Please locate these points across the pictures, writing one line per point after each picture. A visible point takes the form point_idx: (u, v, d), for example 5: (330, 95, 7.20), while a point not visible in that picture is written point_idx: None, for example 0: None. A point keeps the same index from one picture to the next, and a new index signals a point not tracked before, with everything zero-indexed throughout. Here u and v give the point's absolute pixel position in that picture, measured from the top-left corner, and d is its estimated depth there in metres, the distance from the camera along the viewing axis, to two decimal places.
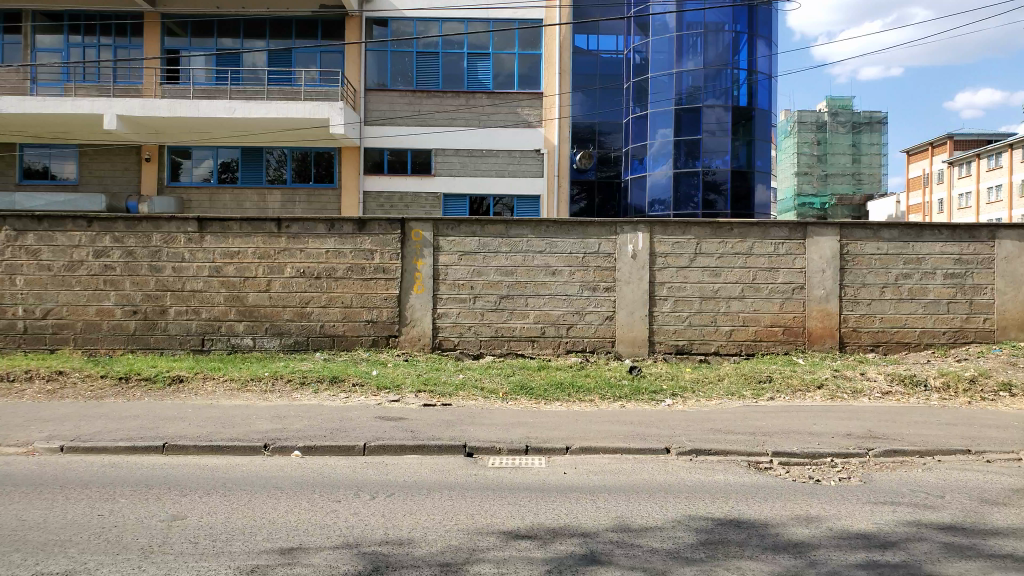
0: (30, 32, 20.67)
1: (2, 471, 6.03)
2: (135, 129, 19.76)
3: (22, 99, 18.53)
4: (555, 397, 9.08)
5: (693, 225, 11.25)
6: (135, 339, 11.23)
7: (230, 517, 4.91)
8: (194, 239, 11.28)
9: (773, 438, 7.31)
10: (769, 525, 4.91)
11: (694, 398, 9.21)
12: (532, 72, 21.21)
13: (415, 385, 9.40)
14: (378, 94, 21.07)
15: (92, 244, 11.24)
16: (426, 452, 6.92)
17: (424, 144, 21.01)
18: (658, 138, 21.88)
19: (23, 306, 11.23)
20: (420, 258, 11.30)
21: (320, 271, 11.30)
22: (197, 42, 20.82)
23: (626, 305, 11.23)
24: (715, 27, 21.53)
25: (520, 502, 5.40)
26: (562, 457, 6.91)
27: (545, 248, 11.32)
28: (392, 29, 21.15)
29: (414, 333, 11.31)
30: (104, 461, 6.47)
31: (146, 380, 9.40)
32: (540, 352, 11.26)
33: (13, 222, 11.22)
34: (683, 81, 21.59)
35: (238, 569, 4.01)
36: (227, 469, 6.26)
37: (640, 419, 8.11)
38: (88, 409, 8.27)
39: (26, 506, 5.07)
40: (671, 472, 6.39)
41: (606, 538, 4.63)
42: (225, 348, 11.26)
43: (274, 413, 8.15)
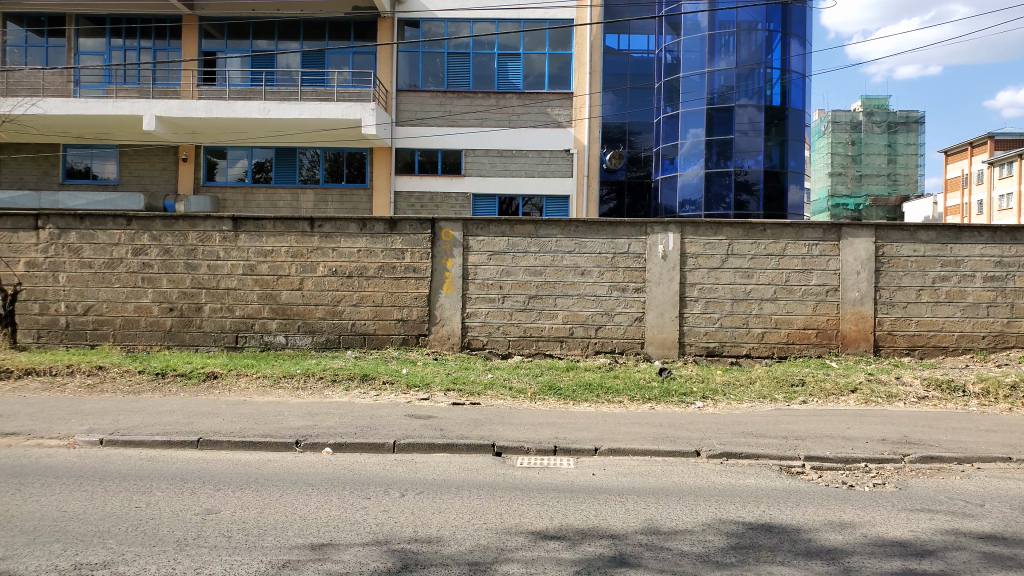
0: (73, 36, 21.13)
1: (44, 462, 6.18)
2: (173, 129, 20.11)
3: (65, 100, 18.96)
4: (583, 398, 9.07)
5: (725, 225, 11.14)
6: (172, 335, 11.44)
7: (263, 512, 4.97)
8: (229, 238, 11.45)
9: (805, 442, 7.23)
10: (801, 530, 4.85)
11: (725, 401, 9.13)
12: (563, 72, 21.18)
13: (444, 384, 9.43)
14: (409, 94, 21.22)
15: (131, 242, 11.48)
16: (455, 452, 6.95)
17: (454, 144, 21.10)
18: (688, 138, 21.65)
19: (65, 302, 11.50)
20: (450, 257, 11.35)
21: (352, 270, 11.40)
22: (234, 44, 21.16)
23: (656, 306, 11.17)
24: (748, 25, 21.29)
25: (549, 502, 5.41)
26: (591, 458, 6.89)
27: (575, 248, 11.30)
28: (424, 30, 21.27)
29: (443, 333, 11.37)
30: (141, 455, 6.60)
31: (182, 376, 9.58)
32: (569, 353, 11.26)
33: (56, 221, 11.50)
34: (715, 80, 21.40)
35: (270, 563, 4.07)
36: (261, 464, 6.36)
37: (669, 421, 8.05)
38: (126, 403, 8.45)
39: (67, 497, 5.19)
40: (702, 475, 6.34)
41: (636, 541, 4.61)
42: (258, 346, 11.43)
43: (306, 410, 8.24)
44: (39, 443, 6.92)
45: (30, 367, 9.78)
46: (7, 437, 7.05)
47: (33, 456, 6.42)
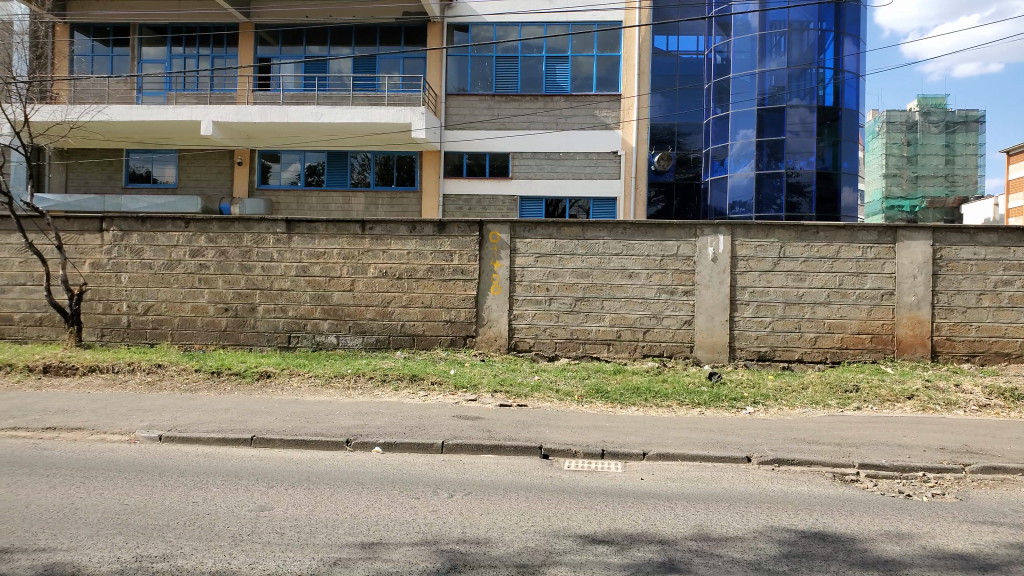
0: (137, 45, 21.81)
1: (108, 456, 6.40)
2: (229, 134, 20.62)
3: (129, 107, 19.57)
4: (631, 401, 9.00)
5: (777, 228, 10.95)
6: (227, 335, 11.72)
7: (314, 510, 5.05)
8: (282, 239, 11.68)
9: (860, 450, 7.04)
10: (856, 539, 4.73)
11: (776, 407, 8.96)
12: (611, 74, 21.08)
13: (491, 385, 9.47)
14: (457, 98, 21.36)
15: (189, 244, 11.78)
16: (503, 453, 6.97)
17: (502, 147, 21.18)
18: (738, 139, 21.34)
19: (126, 302, 11.88)
20: (497, 259, 11.40)
21: (401, 271, 11.53)
22: (288, 50, 21.63)
23: (706, 310, 11.03)
24: (799, 25, 20.93)
25: (598, 506, 5.38)
26: (639, 463, 6.83)
27: (623, 250, 11.21)
28: (473, 35, 21.47)
29: (491, 334, 11.40)
30: (198, 451, 6.78)
31: (236, 375, 9.80)
32: (616, 356, 11.19)
33: (119, 223, 11.88)
34: (766, 81, 21.08)
35: (322, 560, 4.14)
36: (313, 462, 6.49)
37: (719, 426, 7.94)
38: (183, 401, 8.68)
39: (129, 490, 5.36)
40: (752, 481, 6.23)
41: (686, 547, 4.55)
42: (310, 346, 11.63)
43: (356, 409, 8.36)
44: (102, 438, 7.16)
45: (94, 364, 10.12)
46: (71, 431, 7.31)
47: (97, 451, 6.64)
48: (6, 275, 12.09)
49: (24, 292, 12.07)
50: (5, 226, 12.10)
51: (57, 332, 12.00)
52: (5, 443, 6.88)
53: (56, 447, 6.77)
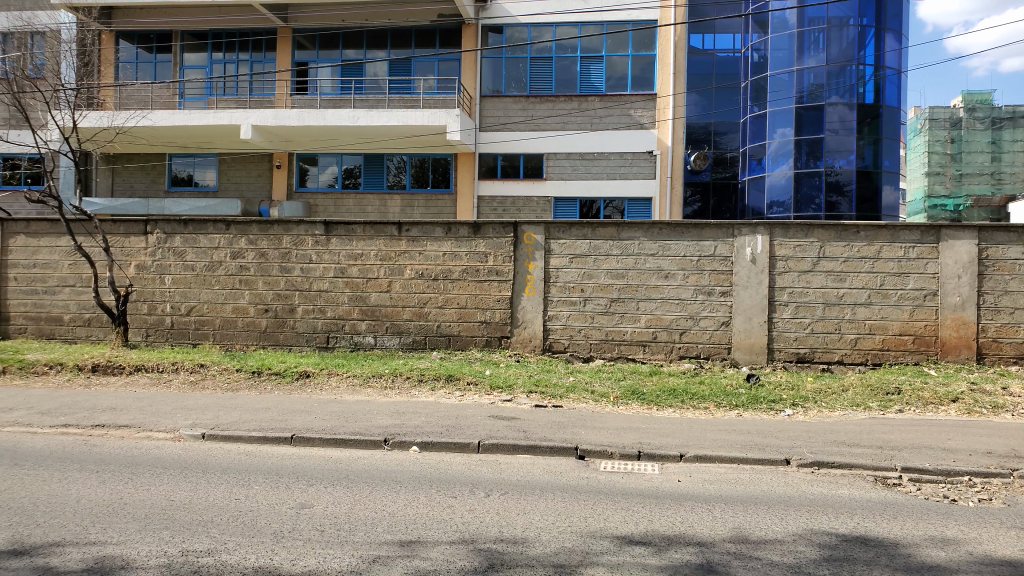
0: (179, 51, 22.30)
1: (152, 454, 6.56)
2: (269, 138, 20.93)
3: (172, 111, 19.96)
4: (668, 403, 8.93)
5: (817, 227, 10.77)
6: (267, 335, 11.90)
7: (353, 508, 5.10)
8: (321, 241, 11.84)
9: (902, 453, 6.90)
10: (900, 544, 4.64)
11: (816, 409, 8.81)
12: (646, 74, 20.95)
13: (527, 385, 9.50)
14: (492, 100, 21.43)
15: (230, 246, 12.01)
16: (539, 453, 6.98)
17: (536, 149, 21.18)
18: (776, 138, 21.09)
19: (170, 303, 12.13)
20: (532, 260, 11.41)
21: (437, 273, 11.61)
22: (325, 54, 21.93)
23: (744, 310, 10.90)
24: (839, 21, 20.61)
25: (635, 508, 5.35)
26: (676, 464, 6.79)
27: (659, 251, 11.14)
28: (507, 36, 21.51)
29: (526, 335, 11.42)
30: (240, 449, 6.90)
31: (276, 374, 9.95)
32: (652, 357, 11.12)
33: (163, 226, 12.14)
34: (804, 78, 20.80)
35: (361, 558, 4.18)
36: (352, 461, 6.56)
37: (757, 428, 7.86)
38: (226, 400, 8.84)
39: (173, 486, 5.49)
40: (792, 484, 6.13)
41: (724, 549, 4.51)
42: (348, 346, 11.76)
43: (394, 409, 8.43)
44: (148, 436, 7.32)
45: (139, 364, 10.36)
46: (119, 429, 7.49)
47: (143, 448, 6.79)
48: (56, 276, 12.44)
49: (74, 293, 12.41)
50: (55, 229, 12.45)
51: (105, 332, 12.31)
52: (56, 439, 7.08)
53: (104, 444, 6.95)
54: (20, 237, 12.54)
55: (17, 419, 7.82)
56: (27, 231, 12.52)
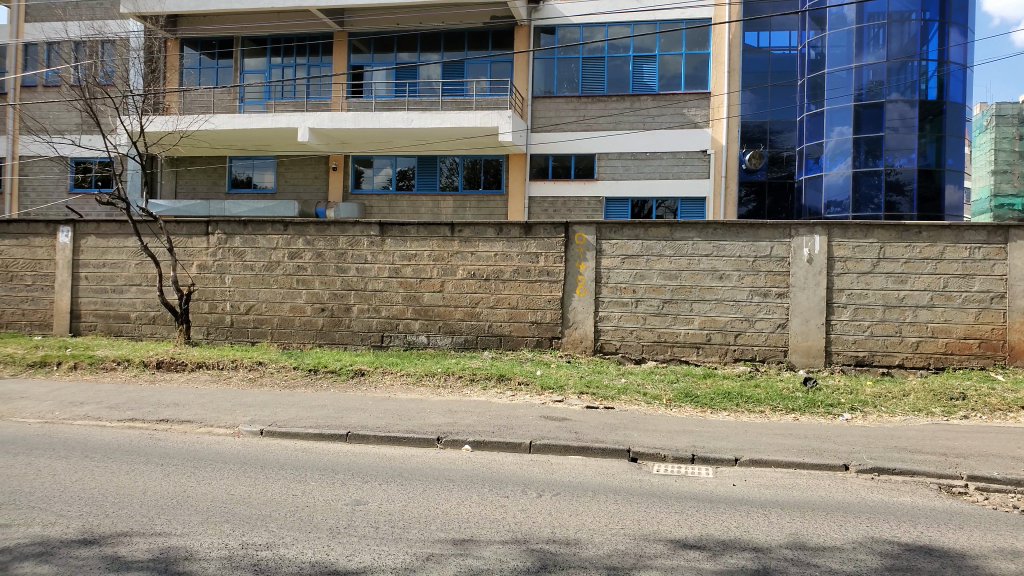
0: (240, 56, 22.91)
1: (212, 449, 6.73)
2: (326, 140, 21.34)
3: (233, 116, 20.51)
4: (721, 406, 8.79)
5: (877, 227, 10.45)
6: (323, 334, 12.12)
7: (408, 506, 5.15)
8: (376, 242, 12.02)
9: (969, 461, 6.65)
10: (967, 556, 4.47)
11: (876, 414, 8.57)
12: (699, 72, 20.65)
13: (578, 386, 9.46)
14: (544, 101, 21.43)
15: (288, 246, 12.26)
16: (591, 454, 6.95)
17: (587, 149, 21.09)
18: (833, 136, 20.71)
19: (230, 302, 12.46)
20: (583, 261, 11.37)
21: (489, 273, 11.66)
22: (380, 57, 22.20)
23: (801, 312, 10.65)
24: (899, 16, 19.95)
25: (688, 511, 5.28)
26: (730, 469, 6.66)
27: (713, 251, 10.97)
28: (559, 37, 21.47)
29: (577, 336, 11.38)
30: (297, 446, 7.04)
31: (332, 372, 10.11)
32: (705, 360, 10.95)
33: (224, 227, 12.47)
34: (863, 75, 20.28)
35: (415, 555, 4.22)
36: (404, 459, 6.61)
37: (815, 433, 7.66)
38: (282, 397, 9.01)
39: (233, 481, 5.62)
40: (850, 491, 5.97)
41: (781, 555, 4.41)
42: (402, 345, 11.90)
43: (446, 407, 8.48)
44: (208, 431, 7.54)
45: (201, 361, 10.64)
46: (182, 424, 7.73)
47: (204, 443, 7.00)
48: (124, 276, 12.89)
49: (140, 292, 12.84)
50: (123, 230, 12.91)
51: (169, 330, 12.71)
52: (123, 433, 7.35)
53: (168, 438, 7.17)
54: (91, 238, 13.01)
55: (87, 413, 8.14)
56: (98, 232, 13.00)
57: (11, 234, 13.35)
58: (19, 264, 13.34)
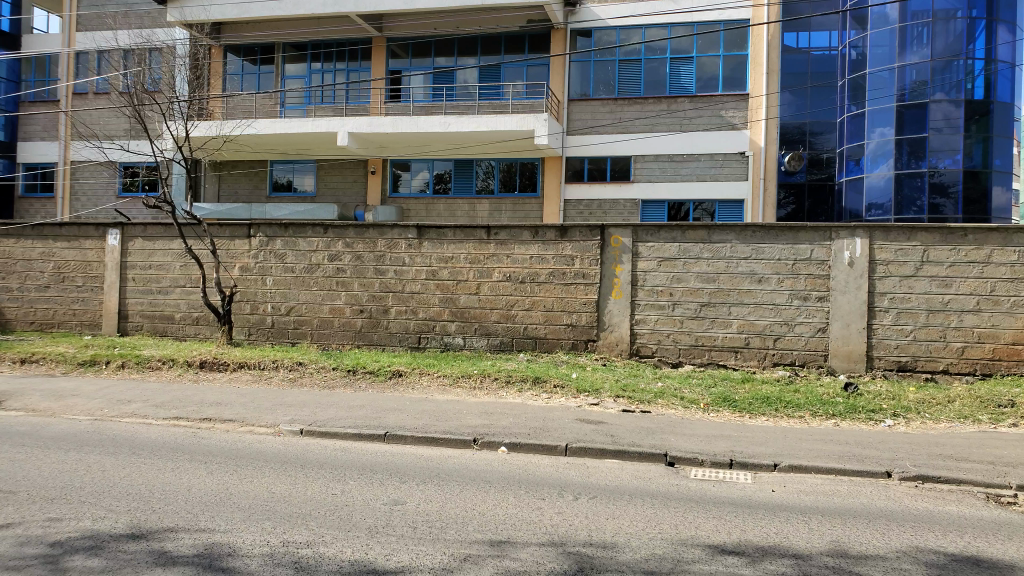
0: (281, 62, 23.29)
1: (255, 448, 6.85)
2: (364, 144, 21.59)
3: (274, 121, 20.89)
4: (760, 411, 8.68)
5: (920, 230, 10.22)
6: (361, 335, 12.26)
7: (445, 507, 5.19)
8: (413, 245, 12.12)
9: (1018, 470, 6.47)
10: (1018, 567, 4.35)
11: (919, 420, 8.38)
12: (737, 73, 20.42)
13: (614, 390, 9.40)
14: (580, 103, 21.41)
15: (327, 249, 12.42)
16: (627, 458, 6.92)
17: (623, 152, 21.01)
18: (874, 138, 20.44)
19: (271, 304, 12.66)
20: (619, 264, 11.32)
21: (524, 275, 11.67)
22: (417, 62, 22.40)
23: (842, 316, 10.47)
24: (944, 14, 19.54)
25: (727, 516, 5.23)
26: (769, 474, 6.58)
27: (752, 254, 10.84)
28: (596, 39, 21.37)
29: (612, 339, 11.34)
30: (337, 445, 7.13)
31: (370, 373, 10.22)
32: (744, 364, 10.82)
33: (265, 230, 12.69)
34: (906, 75, 19.90)
35: (452, 556, 4.24)
36: (441, 460, 6.66)
37: (856, 439, 7.53)
38: (321, 397, 9.12)
39: (275, 480, 5.71)
40: (894, 498, 5.85)
41: (822, 563, 4.35)
42: (439, 346, 11.98)
43: (483, 409, 8.53)
44: (251, 430, 7.67)
45: (243, 361, 10.82)
46: (225, 423, 7.88)
47: (247, 441, 7.13)
48: (169, 277, 13.18)
49: (184, 294, 13.12)
50: (168, 233, 13.20)
51: (212, 330, 12.97)
52: (168, 431, 7.52)
53: (211, 436, 7.32)
54: (138, 240, 13.34)
55: (135, 410, 8.35)
56: (144, 234, 13.31)
57: (62, 236, 13.74)
58: (70, 266, 13.72)
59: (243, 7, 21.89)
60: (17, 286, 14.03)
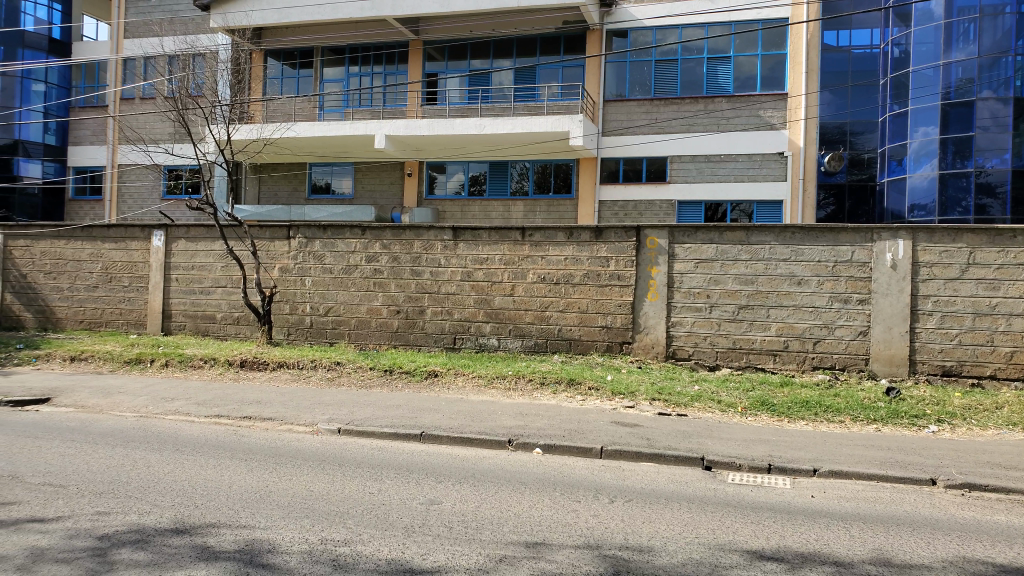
0: (320, 66, 23.64)
1: (295, 446, 6.95)
2: (401, 147, 21.77)
3: (313, 123, 21.09)
4: (799, 416, 8.54)
5: (966, 231, 9.98)
6: (397, 336, 12.35)
7: (480, 506, 5.21)
8: (449, 246, 12.19)
9: None
10: None
11: (966, 427, 8.16)
12: (776, 73, 20.13)
13: (649, 393, 9.33)
14: (616, 104, 21.33)
15: (365, 250, 12.56)
16: (664, 462, 6.87)
17: (659, 152, 20.86)
18: (917, 137, 20.05)
19: (310, 304, 12.83)
20: (655, 265, 11.24)
21: (559, 277, 11.67)
22: (454, 64, 22.53)
23: (883, 319, 10.26)
24: (992, 9, 18.85)
25: (766, 522, 5.16)
26: (809, 480, 6.47)
27: (792, 256, 10.68)
28: (632, 39, 21.26)
29: (648, 341, 11.25)
30: (373, 444, 7.20)
31: (406, 373, 10.30)
32: (782, 367, 10.67)
33: (304, 231, 12.87)
34: (952, 72, 19.43)
35: (488, 556, 4.25)
36: (477, 460, 6.69)
37: (898, 445, 7.37)
38: (358, 397, 9.22)
39: (314, 478, 5.80)
40: (939, 507, 5.70)
41: (864, 571, 4.26)
42: (473, 347, 12.01)
43: (517, 410, 8.53)
44: (290, 428, 7.78)
45: (282, 360, 10.97)
46: (265, 421, 8.01)
47: (286, 440, 7.23)
48: (211, 278, 13.44)
49: (225, 294, 13.37)
50: (210, 234, 13.46)
51: (252, 330, 13.18)
52: (210, 428, 7.66)
53: (252, 434, 7.45)
54: (181, 242, 13.62)
55: (178, 408, 8.52)
56: (187, 236, 13.59)
57: (110, 237, 14.10)
58: (117, 266, 14.07)
59: (283, 12, 22.22)
60: (66, 285, 14.43)
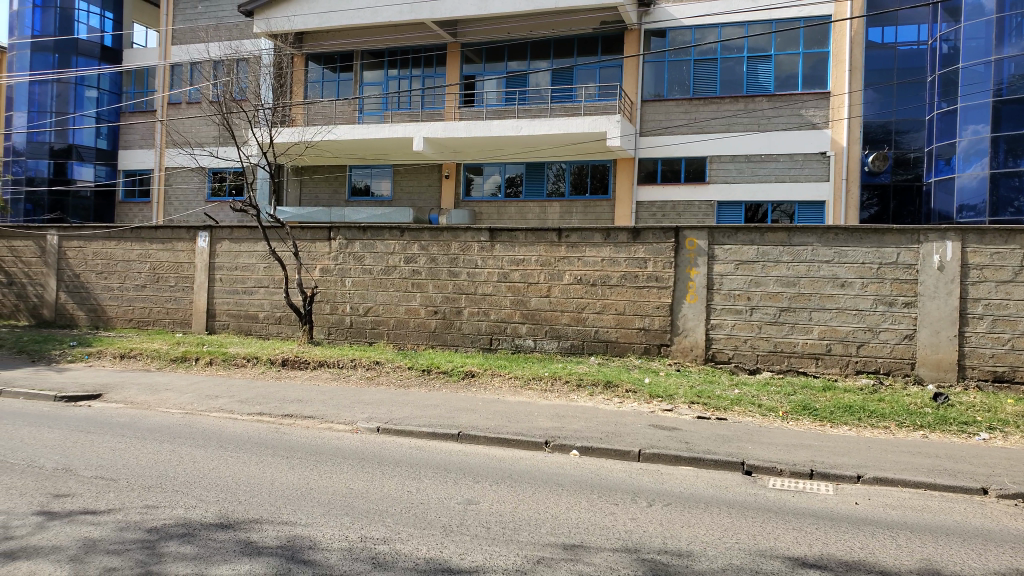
0: (359, 69, 23.93)
1: (335, 444, 7.04)
2: (439, 149, 21.90)
3: (352, 126, 21.31)
4: (842, 420, 8.38)
5: (1019, 232, 9.68)
6: (435, 336, 12.42)
7: (517, 507, 5.22)
8: (486, 247, 12.22)
9: None
10: None
11: (1018, 434, 7.91)
12: (818, 71, 19.81)
13: (688, 396, 9.24)
14: (654, 104, 21.18)
15: (404, 251, 12.67)
16: (702, 466, 6.79)
17: (698, 153, 20.65)
18: (967, 135, 19.50)
19: (349, 304, 12.98)
20: (694, 267, 11.13)
21: (596, 278, 11.64)
22: (491, 67, 22.67)
23: (931, 323, 10.00)
24: None
25: (808, 528, 5.06)
26: (853, 486, 6.34)
27: (835, 258, 10.49)
28: (670, 39, 21.08)
29: (687, 343, 11.13)
30: (411, 443, 7.24)
31: (444, 373, 10.35)
32: (825, 371, 10.49)
33: (344, 232, 13.03)
34: (1004, 68, 18.81)
35: (525, 558, 4.24)
36: (515, 461, 6.70)
37: (947, 452, 7.18)
38: (396, 396, 9.30)
39: (353, 476, 5.86)
40: (990, 517, 5.53)
41: None
42: (510, 348, 12.02)
43: (554, 412, 8.51)
44: (330, 427, 7.87)
45: (322, 359, 11.10)
46: (305, 420, 8.11)
47: (326, 438, 7.32)
48: (253, 278, 13.67)
49: (267, 294, 13.60)
50: (253, 235, 13.70)
51: (293, 329, 13.38)
52: (253, 426, 7.79)
53: (293, 432, 7.56)
54: (225, 243, 13.89)
55: (222, 405, 8.68)
56: (231, 237, 13.85)
57: (157, 238, 14.43)
58: (164, 266, 14.40)
59: (324, 16, 22.53)
60: (116, 284, 14.82)
